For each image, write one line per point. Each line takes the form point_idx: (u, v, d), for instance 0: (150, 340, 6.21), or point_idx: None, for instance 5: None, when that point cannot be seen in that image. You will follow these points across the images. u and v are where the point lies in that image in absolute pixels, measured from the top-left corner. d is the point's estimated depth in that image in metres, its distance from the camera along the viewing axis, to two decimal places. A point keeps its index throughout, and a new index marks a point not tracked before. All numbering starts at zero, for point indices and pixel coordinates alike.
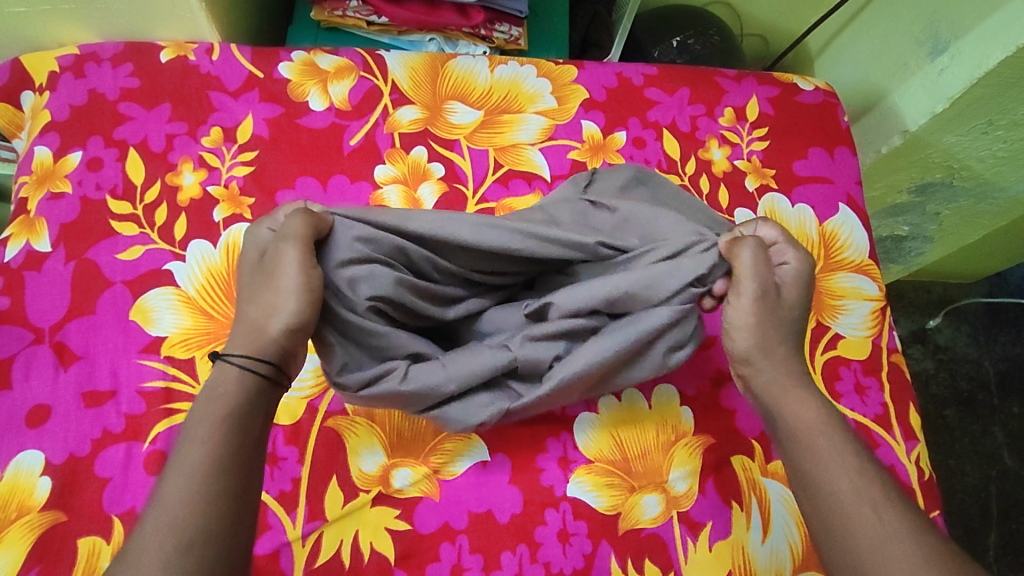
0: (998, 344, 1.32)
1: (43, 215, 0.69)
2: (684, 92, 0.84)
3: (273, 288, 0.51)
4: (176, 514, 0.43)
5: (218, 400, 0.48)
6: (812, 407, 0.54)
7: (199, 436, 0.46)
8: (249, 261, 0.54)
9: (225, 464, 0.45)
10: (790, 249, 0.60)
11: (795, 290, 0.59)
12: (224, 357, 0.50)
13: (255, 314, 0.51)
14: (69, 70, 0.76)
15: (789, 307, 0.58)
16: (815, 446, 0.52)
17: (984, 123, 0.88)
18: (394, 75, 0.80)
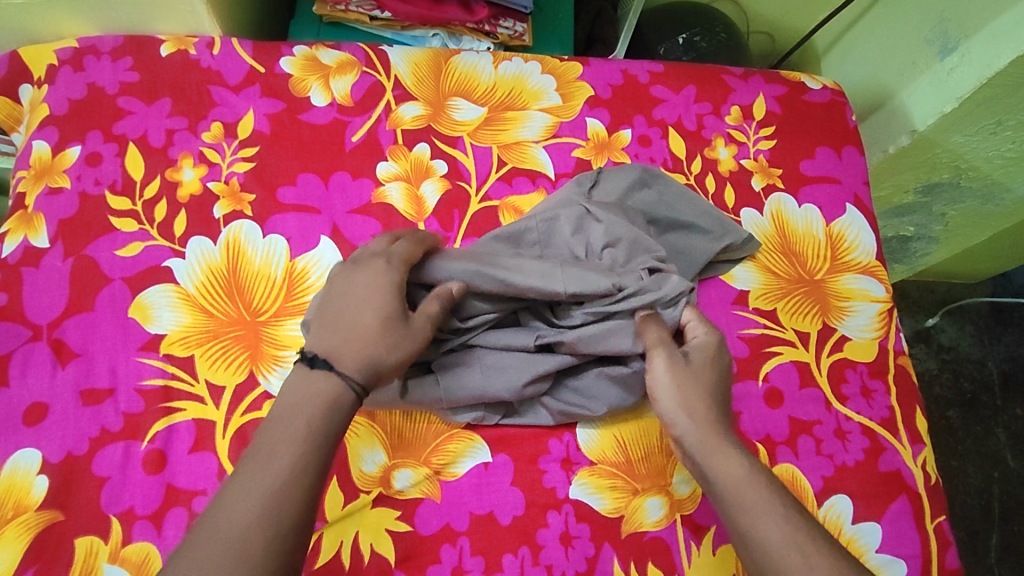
0: (1002, 345, 1.32)
1: (41, 210, 0.68)
2: (691, 89, 0.83)
3: (408, 338, 0.52)
4: (268, 505, 0.44)
5: (322, 402, 0.48)
6: (738, 465, 0.52)
7: (299, 434, 0.47)
8: (393, 289, 0.53)
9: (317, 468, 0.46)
10: (699, 324, 0.60)
11: (707, 360, 0.57)
12: (338, 372, 0.49)
13: (379, 345, 0.51)
14: (68, 63, 0.75)
15: (705, 377, 0.56)
16: (744, 506, 0.50)
17: (993, 124, 0.87)
18: (397, 71, 0.79)
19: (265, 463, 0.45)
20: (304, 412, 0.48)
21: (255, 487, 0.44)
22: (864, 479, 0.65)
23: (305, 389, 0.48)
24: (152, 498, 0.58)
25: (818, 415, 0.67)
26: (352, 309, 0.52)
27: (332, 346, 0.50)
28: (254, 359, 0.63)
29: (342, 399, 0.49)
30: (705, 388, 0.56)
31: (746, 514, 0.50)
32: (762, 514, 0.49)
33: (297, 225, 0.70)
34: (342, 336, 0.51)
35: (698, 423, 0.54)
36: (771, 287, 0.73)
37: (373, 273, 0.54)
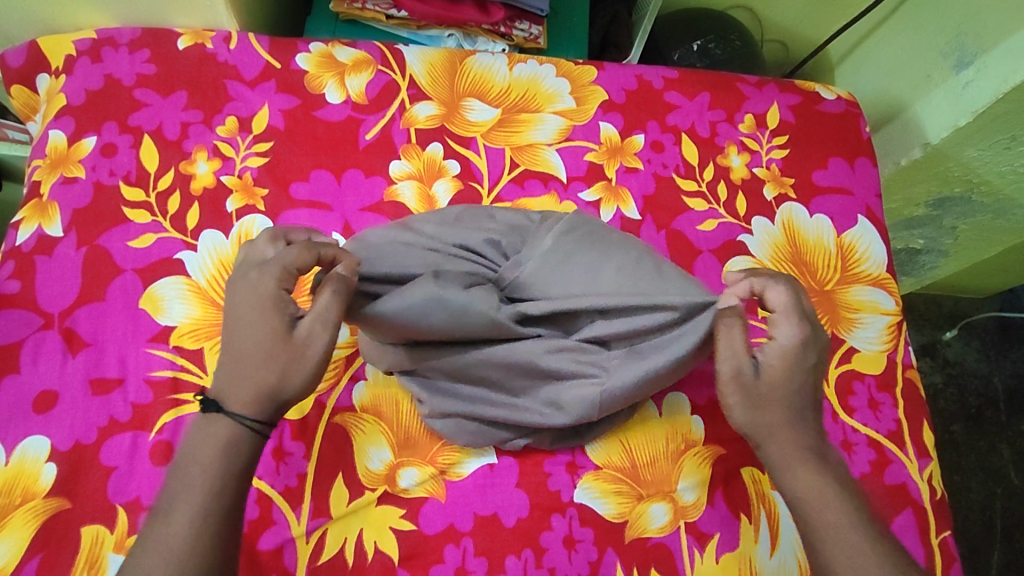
0: (1008, 361, 1.31)
1: (56, 199, 0.69)
2: (705, 96, 0.83)
3: (298, 358, 0.47)
4: (171, 556, 0.42)
5: (217, 446, 0.45)
6: (794, 441, 0.52)
7: (198, 485, 0.44)
8: (269, 302, 0.47)
9: (218, 514, 0.44)
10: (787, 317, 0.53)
11: (783, 369, 0.52)
12: (227, 413, 0.46)
13: (267, 372, 0.46)
14: (86, 54, 0.75)
15: (782, 363, 0.52)
16: (801, 472, 0.51)
17: (1007, 139, 0.86)
18: (412, 70, 0.79)
19: (164, 518, 0.43)
20: (198, 458, 0.45)
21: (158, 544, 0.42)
22: (870, 491, 0.65)
23: (200, 435, 0.46)
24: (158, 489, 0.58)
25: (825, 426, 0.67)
26: (236, 334, 0.47)
27: (223, 381, 0.47)
28: None
29: (239, 440, 0.46)
30: (791, 379, 0.52)
31: (797, 481, 0.51)
32: (814, 482, 0.51)
33: (309, 221, 0.70)
34: (230, 367, 0.47)
35: (751, 406, 0.52)
36: None
37: (247, 290, 0.48)
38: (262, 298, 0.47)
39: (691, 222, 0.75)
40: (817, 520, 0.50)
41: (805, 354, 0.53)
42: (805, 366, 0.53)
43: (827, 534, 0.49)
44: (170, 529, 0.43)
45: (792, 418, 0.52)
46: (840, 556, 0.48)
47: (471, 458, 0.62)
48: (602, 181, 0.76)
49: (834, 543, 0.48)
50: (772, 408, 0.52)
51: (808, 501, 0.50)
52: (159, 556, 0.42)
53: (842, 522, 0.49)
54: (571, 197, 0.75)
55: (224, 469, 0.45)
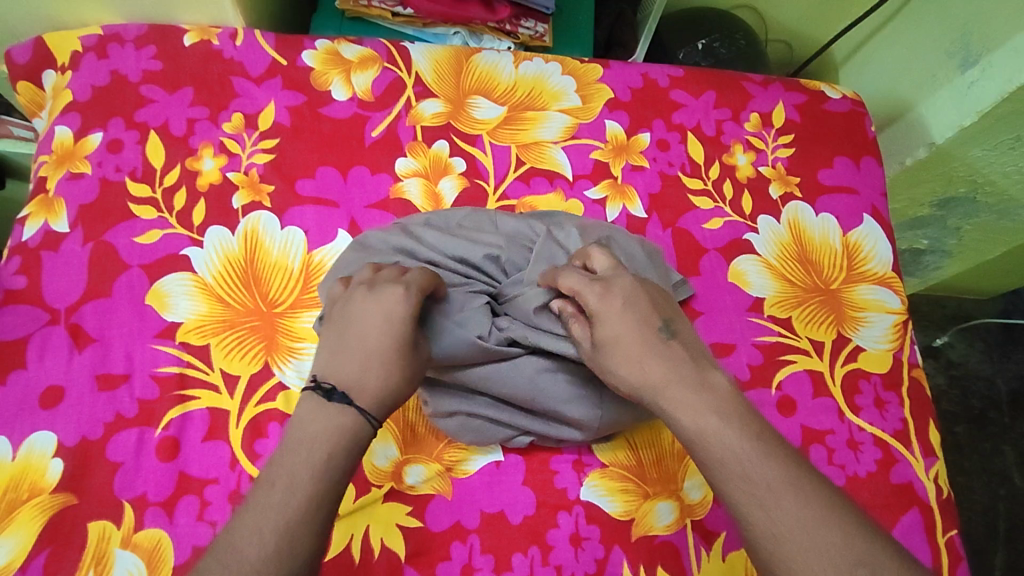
0: (1011, 362, 1.31)
1: (62, 195, 0.69)
2: (710, 95, 0.83)
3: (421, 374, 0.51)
4: (282, 532, 0.41)
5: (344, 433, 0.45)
6: (669, 380, 0.47)
7: (315, 466, 0.44)
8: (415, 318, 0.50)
9: (330, 499, 0.44)
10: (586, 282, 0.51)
11: (614, 325, 0.49)
12: (358, 407, 0.46)
13: (399, 378, 0.49)
14: (92, 50, 0.75)
15: (612, 326, 0.49)
16: (683, 412, 0.46)
17: (1013, 139, 0.86)
18: (418, 67, 0.79)
19: (282, 493, 0.42)
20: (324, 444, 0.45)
21: (267, 517, 0.41)
22: (876, 490, 0.65)
23: (327, 419, 0.46)
24: (165, 486, 0.58)
25: (831, 425, 0.67)
26: (368, 338, 0.49)
27: (351, 378, 0.47)
28: (269, 351, 0.63)
29: (362, 433, 0.46)
30: (622, 325, 0.49)
31: (686, 421, 0.46)
32: (698, 419, 0.45)
33: (315, 218, 0.70)
34: (360, 367, 0.48)
35: (619, 372, 0.49)
36: (787, 295, 0.73)
37: (390, 301, 0.50)
38: (404, 311, 0.50)
39: (697, 220, 0.75)
40: (710, 462, 0.44)
41: (622, 304, 0.50)
42: (620, 308, 0.50)
43: (722, 475, 0.44)
44: (285, 504, 0.42)
45: (658, 360, 0.48)
46: (739, 495, 0.43)
47: (477, 456, 0.62)
48: (608, 179, 0.76)
49: (734, 481, 0.43)
50: (625, 362, 0.48)
51: (701, 442, 0.45)
52: (266, 530, 0.41)
53: (735, 451, 0.44)
54: (577, 195, 0.75)
55: (344, 459, 0.45)
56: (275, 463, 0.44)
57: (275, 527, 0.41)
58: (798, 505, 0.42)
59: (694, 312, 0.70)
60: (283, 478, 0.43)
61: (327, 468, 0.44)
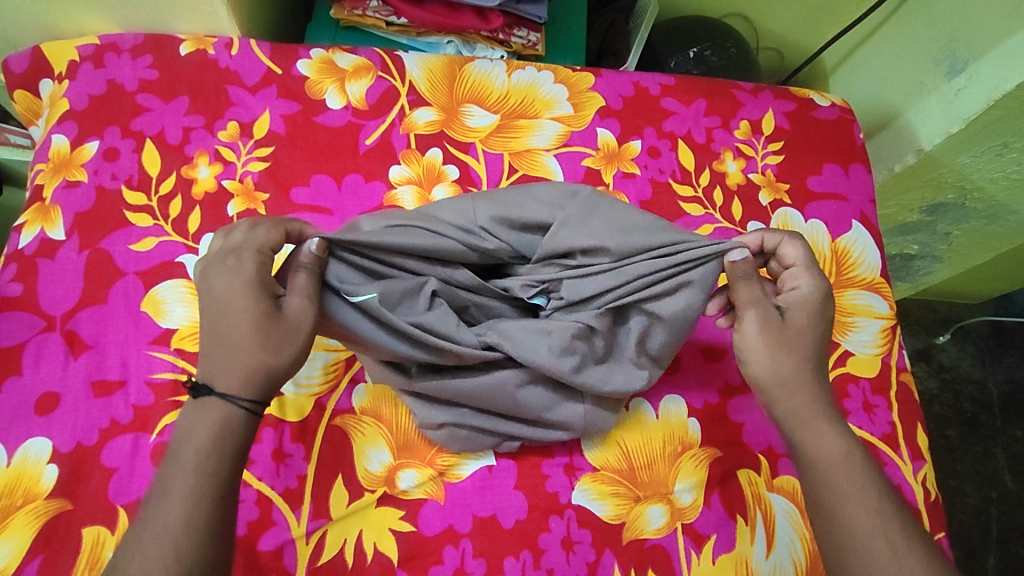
0: (1002, 366, 1.32)
1: (58, 203, 0.69)
2: (701, 103, 0.84)
3: (288, 336, 0.49)
4: (170, 538, 0.42)
5: (212, 427, 0.46)
6: (809, 399, 0.54)
7: (187, 467, 0.45)
8: (251, 285, 0.49)
9: (210, 494, 0.44)
10: (805, 271, 0.58)
11: (807, 314, 0.56)
12: (221, 395, 0.47)
13: (258, 351, 0.48)
14: (89, 60, 0.76)
15: (806, 315, 0.57)
16: (829, 430, 0.53)
17: (1000, 145, 0.87)
18: (412, 76, 0.80)
19: (158, 505, 0.44)
20: (193, 441, 0.46)
21: (152, 532, 0.43)
22: None
23: (195, 419, 0.47)
24: None
25: None
26: (222, 321, 0.48)
27: (215, 366, 0.48)
28: None
29: (233, 420, 0.47)
30: (812, 323, 0.56)
31: (813, 440, 0.53)
32: (839, 445, 0.52)
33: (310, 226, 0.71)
34: (217, 352, 0.48)
35: (778, 358, 0.55)
36: None
37: (226, 276, 0.49)
38: (244, 279, 0.49)
39: (687, 226, 0.76)
40: (834, 480, 0.51)
41: (825, 307, 0.57)
42: (826, 317, 0.57)
43: (840, 493, 0.50)
44: (168, 508, 0.43)
45: (812, 369, 0.55)
46: (852, 510, 0.49)
47: (470, 461, 0.63)
48: (600, 186, 0.77)
49: (853, 498, 0.50)
50: (795, 355, 0.55)
51: (830, 460, 0.52)
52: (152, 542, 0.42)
53: (852, 479, 0.51)
54: None
55: (217, 450, 0.46)
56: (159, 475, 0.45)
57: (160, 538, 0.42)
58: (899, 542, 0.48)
59: None
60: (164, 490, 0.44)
61: (200, 465, 0.45)
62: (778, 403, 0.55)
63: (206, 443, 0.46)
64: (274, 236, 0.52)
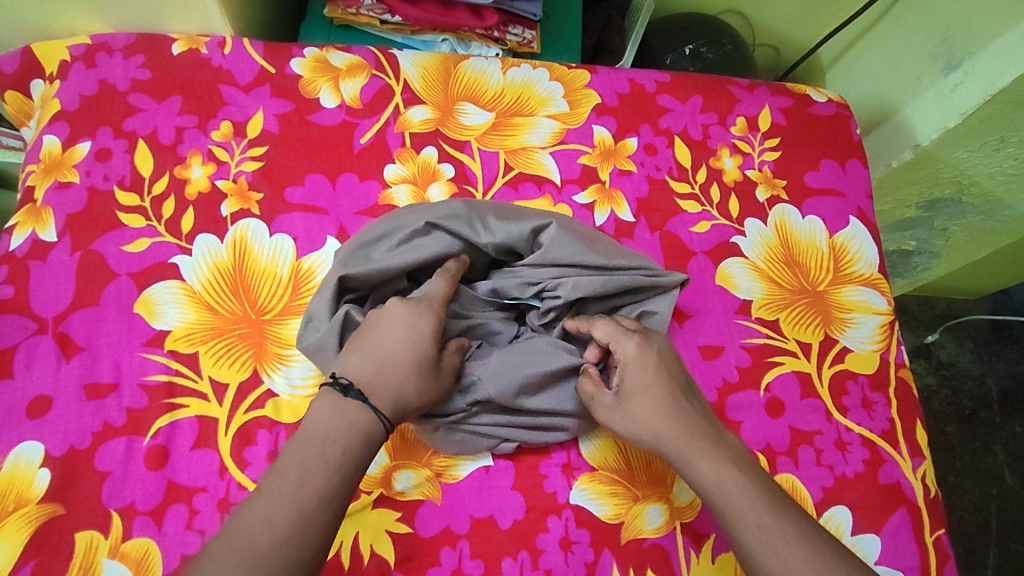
0: (1001, 362, 1.32)
1: (50, 205, 0.69)
2: (697, 99, 0.83)
3: (436, 383, 0.54)
4: (294, 521, 0.44)
5: (354, 435, 0.49)
6: (679, 435, 0.54)
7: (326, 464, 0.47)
8: (429, 335, 0.54)
9: (342, 495, 0.47)
10: (619, 334, 0.58)
11: (635, 376, 0.56)
12: (370, 406, 0.50)
13: (410, 387, 0.52)
14: (80, 59, 0.75)
15: (637, 374, 0.56)
16: (702, 464, 0.52)
17: (996, 140, 0.87)
18: (406, 74, 0.79)
19: (294, 484, 0.46)
20: (338, 442, 0.48)
21: (278, 507, 0.45)
22: (864, 491, 0.65)
23: (335, 418, 0.49)
24: (153, 494, 0.58)
25: (819, 426, 0.67)
26: (394, 348, 0.53)
27: (370, 380, 0.51)
28: (259, 359, 0.64)
29: (372, 435, 0.50)
30: (648, 378, 0.56)
31: (697, 475, 0.52)
32: (719, 469, 0.52)
33: (304, 225, 0.70)
34: (376, 372, 0.51)
35: (642, 428, 0.55)
36: (774, 297, 0.73)
37: (413, 314, 0.54)
38: (422, 326, 0.54)
39: (684, 224, 0.76)
40: (726, 509, 0.50)
41: (647, 356, 0.57)
42: (654, 361, 0.57)
43: (735, 522, 0.50)
44: (295, 498, 0.45)
45: (671, 411, 0.55)
46: (753, 538, 0.49)
47: (466, 463, 0.62)
48: (596, 183, 0.77)
49: (750, 524, 0.49)
50: (643, 412, 0.55)
51: (718, 489, 0.51)
52: (278, 517, 0.44)
53: (744, 501, 0.50)
54: (565, 199, 0.75)
55: (356, 460, 0.48)
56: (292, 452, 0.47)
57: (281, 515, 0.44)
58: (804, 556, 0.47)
59: (683, 315, 0.70)
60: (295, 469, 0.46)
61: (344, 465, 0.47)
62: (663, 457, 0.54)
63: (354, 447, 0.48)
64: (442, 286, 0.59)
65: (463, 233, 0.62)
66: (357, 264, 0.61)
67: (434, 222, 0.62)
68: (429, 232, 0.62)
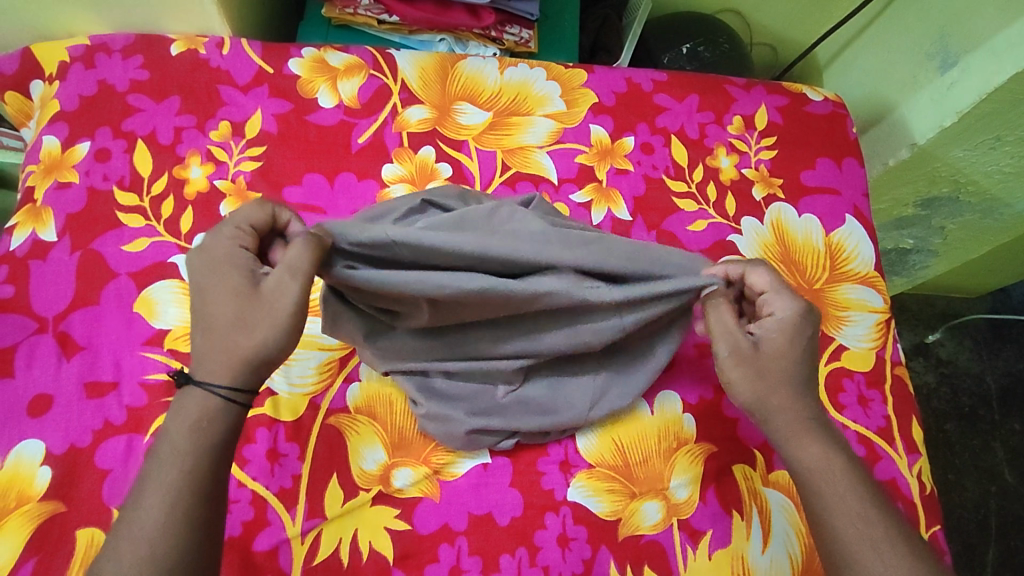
0: (1000, 360, 1.32)
1: (49, 205, 0.69)
2: (694, 99, 0.84)
3: (263, 315, 0.47)
4: (143, 540, 0.43)
5: (190, 421, 0.46)
6: (796, 412, 0.54)
7: (167, 461, 0.45)
8: (227, 264, 0.48)
9: (201, 482, 0.45)
10: (780, 295, 0.56)
11: (784, 341, 0.54)
12: (198, 381, 0.47)
13: (238, 336, 0.47)
14: (79, 60, 0.76)
15: (785, 340, 0.54)
16: (812, 448, 0.53)
17: (993, 139, 0.88)
18: (404, 74, 0.80)
19: (137, 502, 0.44)
20: (171, 436, 0.46)
21: (125, 530, 0.43)
22: None
23: (175, 412, 0.47)
24: None
25: None
26: (204, 300, 0.48)
27: (197, 351, 0.48)
28: None
29: (212, 408, 0.47)
30: (792, 348, 0.54)
31: (798, 452, 0.53)
32: (827, 455, 0.52)
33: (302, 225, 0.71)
34: (202, 338, 0.48)
35: (759, 385, 0.54)
36: None
37: (208, 255, 0.49)
38: (223, 259, 0.49)
39: (681, 222, 0.76)
40: (826, 493, 0.51)
41: (803, 326, 0.55)
42: (806, 335, 0.55)
43: (830, 509, 0.51)
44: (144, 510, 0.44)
45: (800, 388, 0.54)
46: (849, 528, 0.49)
47: (466, 462, 0.62)
48: (593, 182, 0.77)
49: (848, 516, 0.50)
50: (774, 378, 0.54)
51: (814, 471, 0.52)
52: (128, 544, 0.43)
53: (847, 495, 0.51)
54: (562, 198, 0.76)
55: (198, 445, 0.46)
56: (141, 468, 0.46)
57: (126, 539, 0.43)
58: (893, 551, 0.48)
59: None
60: (140, 483, 0.45)
61: (183, 461, 0.45)
62: (768, 427, 0.54)
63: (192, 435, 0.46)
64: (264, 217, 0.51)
65: (459, 210, 0.63)
66: None
67: (430, 200, 0.63)
68: (426, 210, 0.63)
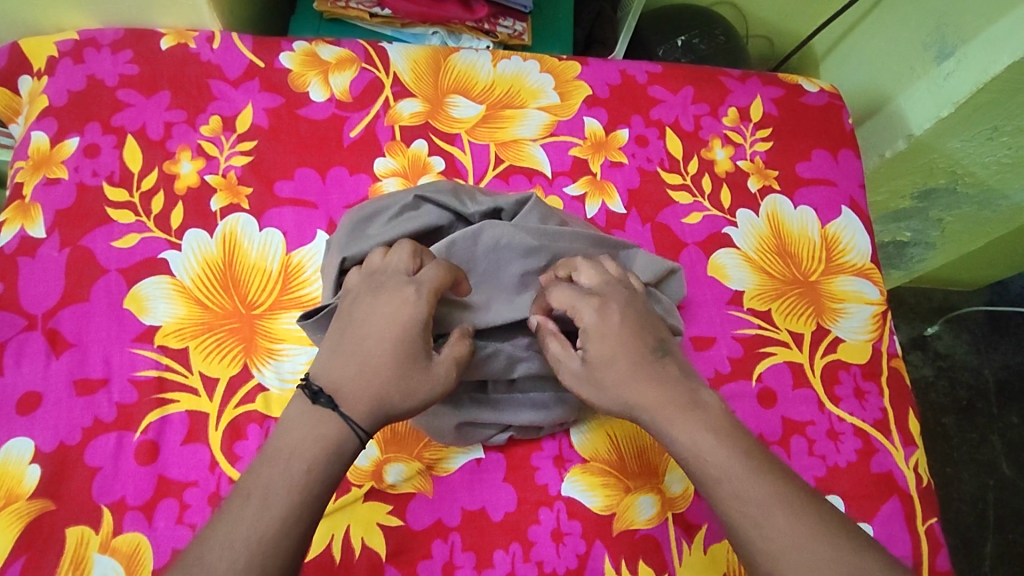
0: (997, 352, 1.32)
1: (38, 201, 0.68)
2: (688, 90, 0.83)
3: (426, 386, 0.49)
4: (255, 550, 0.42)
5: (326, 449, 0.46)
6: (658, 397, 0.49)
7: (295, 480, 0.44)
8: (421, 326, 0.49)
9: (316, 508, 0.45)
10: (580, 304, 0.53)
11: (603, 344, 0.51)
12: (342, 413, 0.47)
13: (394, 390, 0.48)
14: (68, 55, 0.75)
15: (600, 346, 0.51)
16: (679, 429, 0.47)
17: (990, 129, 0.87)
18: (396, 67, 0.79)
19: (257, 507, 0.43)
20: (306, 457, 0.45)
21: (238, 531, 0.42)
22: (856, 480, 0.65)
23: (311, 430, 0.46)
24: (144, 489, 0.58)
25: (811, 416, 0.67)
26: (370, 341, 0.48)
27: (341, 382, 0.47)
28: (248, 354, 0.63)
29: (347, 445, 0.46)
30: (615, 345, 0.51)
31: (681, 437, 0.47)
32: (695, 435, 0.47)
33: (293, 220, 0.70)
34: (354, 373, 0.48)
35: (610, 397, 0.50)
36: (767, 288, 0.73)
37: (399, 304, 0.49)
38: (413, 317, 0.49)
39: (676, 215, 0.75)
40: (704, 477, 0.46)
41: (608, 318, 0.52)
42: (616, 322, 0.51)
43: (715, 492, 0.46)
44: (258, 518, 0.42)
45: (644, 371, 0.50)
46: (732, 511, 0.45)
47: (459, 458, 0.62)
48: (587, 175, 0.76)
49: (729, 497, 0.45)
50: (614, 384, 0.50)
51: (694, 460, 0.47)
52: (238, 546, 0.41)
53: (733, 474, 0.46)
54: (556, 191, 0.75)
55: (325, 474, 0.45)
56: (255, 473, 0.45)
57: (235, 540, 0.42)
58: (789, 522, 0.44)
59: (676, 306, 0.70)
60: (259, 490, 0.44)
61: (309, 485, 0.44)
62: (640, 423, 0.50)
63: (320, 461, 0.45)
64: (441, 281, 0.52)
65: (452, 206, 0.63)
66: (355, 241, 0.61)
67: (423, 196, 0.63)
68: (419, 206, 0.63)
